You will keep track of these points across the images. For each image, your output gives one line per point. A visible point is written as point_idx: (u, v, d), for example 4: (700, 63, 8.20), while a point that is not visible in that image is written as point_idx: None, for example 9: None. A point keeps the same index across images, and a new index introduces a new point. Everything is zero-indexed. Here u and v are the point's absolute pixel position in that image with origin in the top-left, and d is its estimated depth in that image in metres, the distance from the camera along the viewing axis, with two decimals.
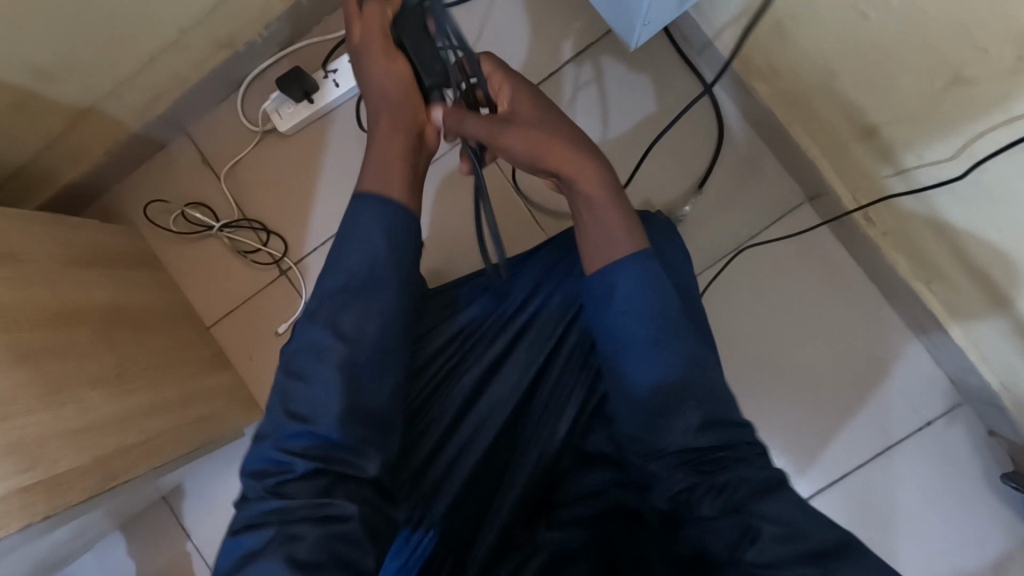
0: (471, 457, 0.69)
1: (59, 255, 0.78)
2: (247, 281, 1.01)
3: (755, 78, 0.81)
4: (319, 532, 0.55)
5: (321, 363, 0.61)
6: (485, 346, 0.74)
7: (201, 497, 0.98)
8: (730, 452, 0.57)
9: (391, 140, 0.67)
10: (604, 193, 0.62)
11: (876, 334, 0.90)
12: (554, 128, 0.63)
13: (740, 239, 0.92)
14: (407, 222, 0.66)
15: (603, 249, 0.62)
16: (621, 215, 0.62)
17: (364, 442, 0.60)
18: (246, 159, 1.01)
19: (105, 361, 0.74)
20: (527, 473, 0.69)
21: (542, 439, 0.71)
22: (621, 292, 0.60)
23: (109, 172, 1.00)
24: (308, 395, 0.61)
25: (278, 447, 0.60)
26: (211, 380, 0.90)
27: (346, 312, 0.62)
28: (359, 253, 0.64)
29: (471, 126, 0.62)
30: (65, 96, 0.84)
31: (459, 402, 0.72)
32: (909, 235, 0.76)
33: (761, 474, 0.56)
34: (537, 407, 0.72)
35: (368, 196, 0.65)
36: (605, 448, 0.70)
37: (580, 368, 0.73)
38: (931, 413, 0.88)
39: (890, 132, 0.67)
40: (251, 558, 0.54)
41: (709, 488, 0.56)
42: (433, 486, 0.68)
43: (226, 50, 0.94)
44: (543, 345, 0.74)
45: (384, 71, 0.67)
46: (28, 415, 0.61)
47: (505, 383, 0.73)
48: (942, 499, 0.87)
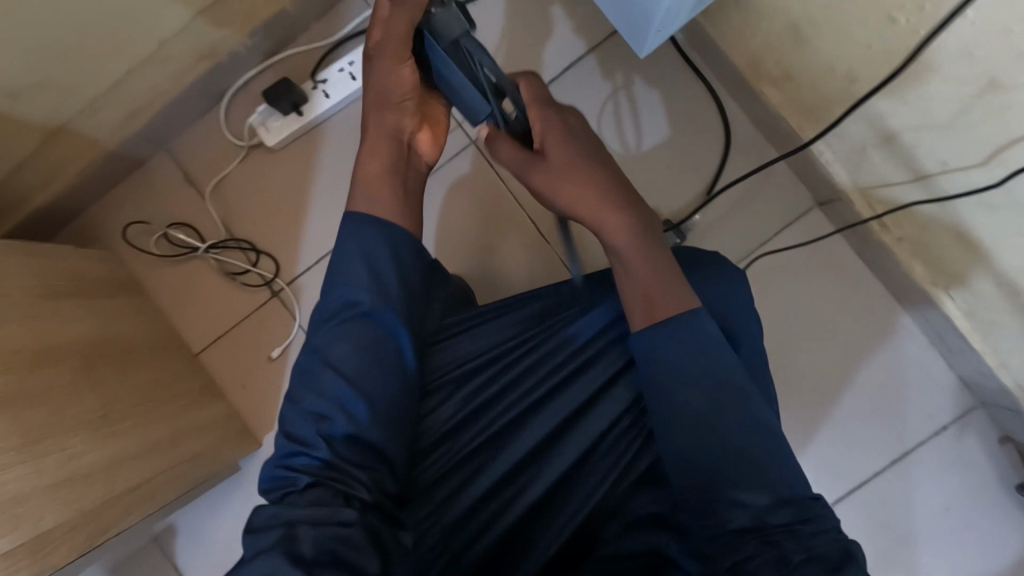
0: (494, 505, 0.62)
1: (35, 287, 0.72)
2: (236, 305, 0.95)
3: (766, 81, 0.80)
4: (319, 535, 0.51)
5: (322, 396, 0.57)
6: (516, 381, 0.66)
7: (195, 535, 0.93)
8: (801, 523, 0.53)
9: (381, 147, 0.65)
10: (637, 242, 0.60)
11: (889, 341, 0.87)
12: (596, 172, 0.61)
13: (751, 246, 0.90)
14: (392, 242, 0.62)
15: (644, 302, 0.60)
16: (666, 276, 0.60)
17: (369, 469, 0.57)
18: (231, 175, 0.96)
19: (89, 401, 0.69)
20: (559, 530, 0.61)
21: (580, 491, 0.63)
22: (671, 346, 0.58)
23: (85, 193, 0.94)
24: (311, 409, 0.57)
25: (279, 466, 0.57)
26: (204, 412, 0.85)
27: (354, 327, 0.59)
28: (370, 266, 0.61)
29: (506, 156, 0.61)
30: (35, 115, 0.78)
31: (485, 443, 0.64)
32: (926, 242, 0.75)
33: (821, 545, 0.52)
34: (571, 451, 0.64)
35: (363, 213, 0.63)
36: (658, 508, 0.61)
37: (629, 413, 0.65)
38: (945, 419, 0.86)
39: (910, 138, 0.66)
40: (249, 561, 0.50)
41: (771, 562, 0.51)
42: (451, 539, 0.61)
43: (208, 61, 0.89)
44: (584, 385, 0.66)
45: (390, 75, 0.64)
46: (7, 469, 0.56)
47: (538, 425, 0.64)
48: (961, 508, 0.85)
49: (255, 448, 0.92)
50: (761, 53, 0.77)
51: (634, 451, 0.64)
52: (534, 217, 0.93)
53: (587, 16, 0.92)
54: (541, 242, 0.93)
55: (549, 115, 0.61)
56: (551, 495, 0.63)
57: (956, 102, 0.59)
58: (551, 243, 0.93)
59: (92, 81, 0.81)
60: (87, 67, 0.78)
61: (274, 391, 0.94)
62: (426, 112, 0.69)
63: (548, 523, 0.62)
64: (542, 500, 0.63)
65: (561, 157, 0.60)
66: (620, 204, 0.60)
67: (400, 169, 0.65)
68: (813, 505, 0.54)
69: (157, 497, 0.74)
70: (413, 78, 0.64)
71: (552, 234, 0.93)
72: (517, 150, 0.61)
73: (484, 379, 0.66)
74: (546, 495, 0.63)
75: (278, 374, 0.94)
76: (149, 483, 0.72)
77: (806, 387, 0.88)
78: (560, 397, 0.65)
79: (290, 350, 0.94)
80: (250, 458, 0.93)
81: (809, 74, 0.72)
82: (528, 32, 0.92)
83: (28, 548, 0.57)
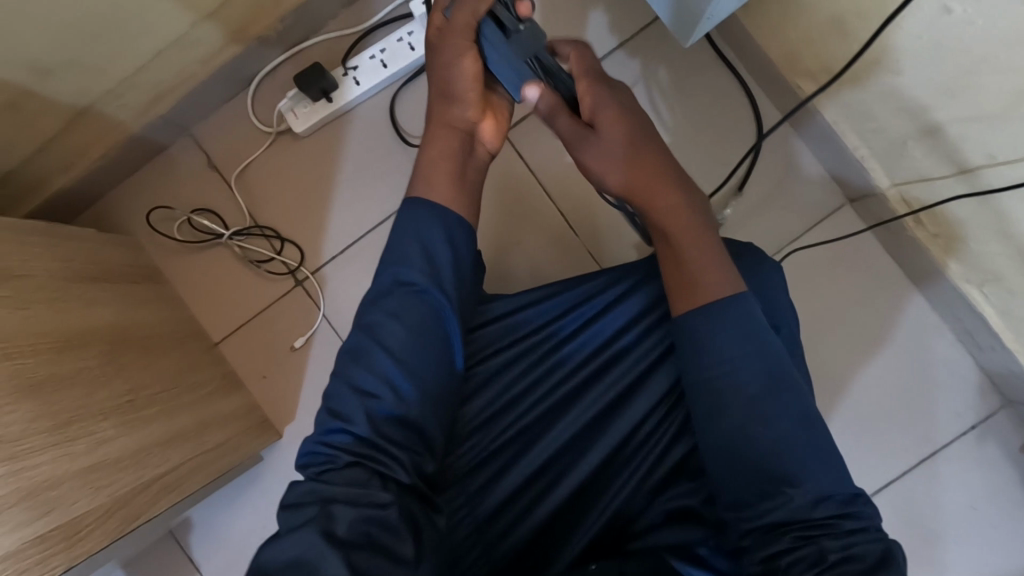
0: (526, 498, 0.60)
1: (60, 269, 0.70)
2: (258, 294, 0.94)
3: (803, 76, 0.80)
4: (356, 515, 0.50)
5: (369, 371, 0.56)
6: (550, 370, 0.65)
7: (213, 528, 0.91)
8: (841, 519, 0.51)
9: (443, 138, 0.65)
10: (696, 231, 0.59)
11: (919, 338, 0.87)
12: (653, 158, 0.59)
13: (782, 241, 0.89)
14: (450, 228, 0.61)
15: (693, 290, 0.57)
16: (717, 257, 0.58)
17: (407, 445, 0.55)
18: (255, 162, 0.94)
19: (116, 385, 0.67)
20: (589, 524, 0.59)
21: (612, 484, 0.60)
22: (722, 336, 0.55)
23: (105, 178, 0.92)
24: (360, 385, 0.56)
25: (319, 443, 0.55)
26: (227, 401, 0.83)
27: (402, 305, 0.58)
28: (415, 243, 0.60)
29: (562, 128, 0.60)
30: (62, 93, 0.77)
31: (517, 433, 0.62)
32: (963, 238, 0.75)
33: (861, 545, 0.50)
34: (604, 442, 0.61)
35: (416, 200, 0.62)
36: (688, 500, 0.58)
37: (665, 404, 0.63)
38: (974, 418, 0.86)
39: (955, 131, 0.67)
40: (282, 536, 0.49)
41: (807, 559, 0.49)
42: (480, 532, 0.59)
43: (236, 45, 0.88)
44: (617, 374, 0.64)
45: (451, 64, 0.63)
46: (38, 451, 0.54)
47: (571, 415, 0.62)
48: (988, 507, 0.85)
49: (276, 440, 0.90)
50: (798, 47, 0.77)
51: (668, 440, 0.61)
52: (563, 209, 0.93)
53: (620, 9, 0.92)
54: (570, 235, 0.92)
55: (603, 90, 0.60)
56: (584, 489, 0.61)
57: (1010, 91, 0.60)
58: (580, 236, 0.92)
59: (121, 61, 0.79)
60: (117, 47, 0.77)
61: (296, 382, 0.92)
62: (494, 104, 0.68)
63: (579, 517, 0.59)
64: (575, 492, 0.60)
65: (614, 133, 0.58)
66: (676, 178, 0.60)
67: (459, 161, 0.64)
68: (854, 504, 0.52)
69: (182, 487, 0.72)
70: (475, 66, 0.63)
71: (581, 227, 0.92)
72: (570, 119, 0.60)
73: (519, 367, 0.65)
74: (579, 488, 0.60)
75: (300, 365, 0.92)
76: (176, 471, 0.71)
77: (835, 382, 0.88)
78: (594, 388, 0.64)
79: (313, 340, 0.92)
80: (270, 450, 0.91)
81: (848, 66, 0.72)
82: (560, 24, 0.92)
83: (60, 533, 0.56)
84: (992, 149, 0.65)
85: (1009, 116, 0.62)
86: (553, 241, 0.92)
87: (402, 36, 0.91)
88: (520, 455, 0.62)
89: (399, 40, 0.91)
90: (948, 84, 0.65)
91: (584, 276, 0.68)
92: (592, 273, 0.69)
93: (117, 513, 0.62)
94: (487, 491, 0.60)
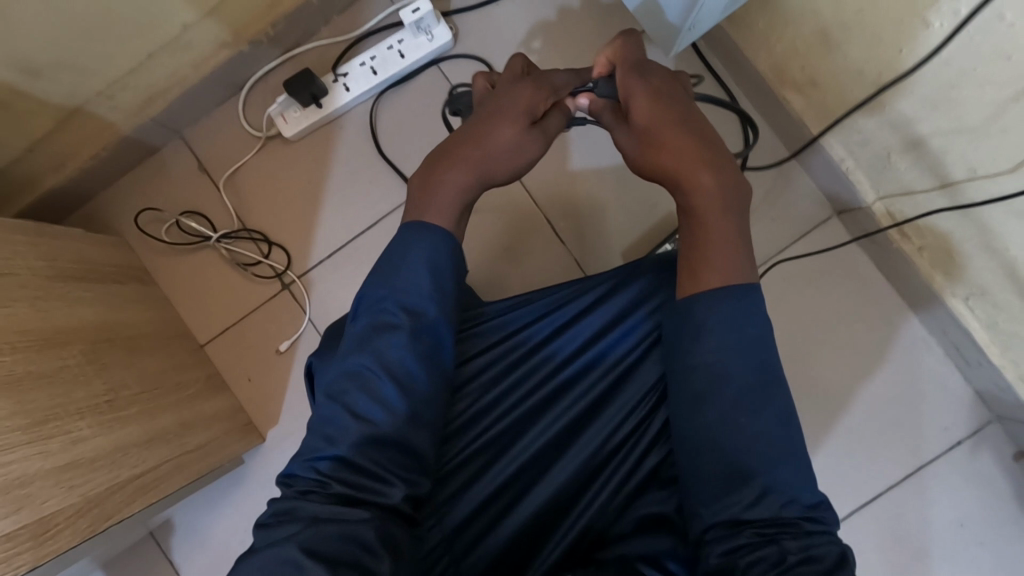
0: (497, 507, 0.59)
1: (47, 267, 0.71)
2: (244, 297, 0.94)
3: (790, 89, 0.80)
4: (335, 533, 0.47)
5: (371, 399, 0.53)
6: (526, 375, 0.64)
7: (196, 530, 0.90)
8: (804, 521, 0.49)
9: (497, 120, 0.60)
10: (717, 221, 0.56)
11: (907, 353, 0.87)
12: (688, 134, 0.57)
13: (767, 253, 0.89)
14: (456, 254, 0.59)
15: (699, 271, 0.56)
16: (740, 243, 0.56)
17: (398, 467, 0.52)
18: (245, 165, 0.95)
19: (96, 386, 0.67)
20: (564, 533, 0.57)
21: (584, 496, 0.59)
22: (715, 318, 0.54)
23: (96, 179, 0.92)
24: (355, 408, 0.53)
25: (307, 466, 0.52)
26: (209, 403, 0.83)
27: (406, 330, 0.55)
28: (419, 268, 0.57)
29: (608, 122, 0.63)
30: (53, 92, 0.78)
31: (490, 441, 0.61)
32: (948, 249, 0.75)
33: (819, 546, 0.48)
34: (579, 450, 0.60)
35: (417, 228, 0.58)
36: (662, 508, 0.57)
37: (645, 405, 0.62)
38: (962, 434, 0.85)
39: (936, 143, 0.68)
40: (259, 552, 0.46)
41: (769, 559, 0.47)
42: (448, 543, 0.57)
43: (229, 50, 0.89)
44: (593, 384, 0.63)
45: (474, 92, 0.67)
46: (12, 450, 0.54)
47: (544, 424, 0.61)
48: (976, 524, 0.83)
49: (259, 442, 0.90)
50: (786, 59, 0.78)
51: (643, 448, 0.60)
52: (550, 218, 0.93)
53: (609, 20, 0.93)
54: (556, 243, 0.92)
55: (631, 77, 0.60)
56: (563, 496, 0.59)
57: (988, 106, 0.61)
58: (567, 244, 0.92)
59: (113, 64, 0.80)
60: (109, 50, 0.78)
61: (279, 385, 0.92)
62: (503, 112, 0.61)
63: (553, 527, 0.58)
64: (552, 500, 0.59)
65: (648, 107, 0.59)
66: (711, 162, 0.56)
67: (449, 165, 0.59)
68: (817, 510, 0.50)
69: (162, 487, 0.72)
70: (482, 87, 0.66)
71: (568, 235, 0.92)
72: (614, 114, 0.63)
73: (498, 372, 0.64)
74: (556, 495, 0.59)
75: (284, 369, 0.92)
76: (155, 471, 0.70)
77: (822, 397, 0.87)
78: (569, 394, 0.63)
79: (299, 344, 0.92)
80: (253, 453, 0.91)
81: (833, 78, 0.73)
82: (550, 34, 0.93)
83: (30, 531, 0.55)
84: (976, 162, 0.65)
85: (992, 130, 0.61)
86: (539, 250, 0.92)
87: (393, 44, 0.91)
88: (495, 461, 0.61)
89: (389, 48, 0.91)
90: (937, 94, 0.64)
91: (552, 286, 0.67)
92: (560, 283, 0.68)
93: (91, 512, 0.61)
94: (466, 500, 0.59)
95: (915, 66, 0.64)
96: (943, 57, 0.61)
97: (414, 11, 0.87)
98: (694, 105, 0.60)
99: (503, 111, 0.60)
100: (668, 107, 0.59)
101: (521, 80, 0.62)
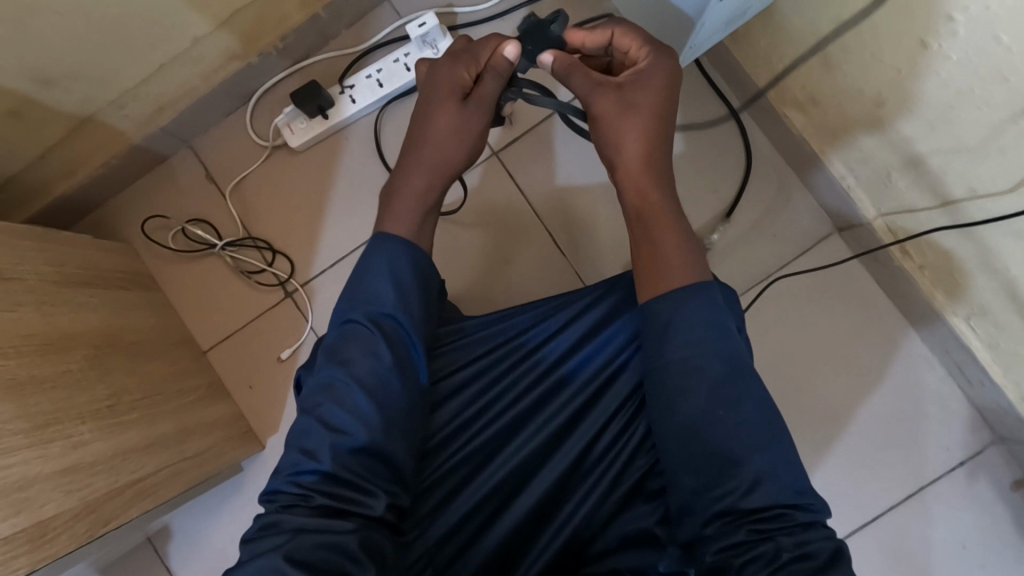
0: (479, 518, 0.59)
1: (54, 272, 0.72)
2: (248, 304, 0.95)
3: (791, 106, 0.81)
4: (320, 542, 0.48)
5: (342, 407, 0.53)
6: (505, 387, 0.64)
7: (193, 537, 0.90)
8: (795, 511, 0.49)
9: (431, 115, 0.62)
10: (673, 229, 0.59)
11: (907, 372, 0.86)
12: (655, 141, 0.60)
13: (768, 268, 0.89)
14: (416, 262, 0.59)
15: (657, 276, 0.57)
16: (687, 253, 0.58)
17: (378, 477, 0.53)
18: (252, 175, 0.96)
19: (98, 391, 0.68)
20: (544, 547, 0.57)
21: (565, 506, 0.59)
22: (683, 318, 0.54)
23: (106, 187, 0.94)
24: (330, 419, 0.53)
25: (288, 481, 0.52)
26: (209, 409, 0.84)
27: (376, 341, 0.55)
28: (384, 281, 0.58)
29: (579, 86, 0.61)
30: (65, 101, 0.79)
31: (472, 453, 0.61)
32: (948, 267, 0.75)
33: (815, 541, 0.48)
34: (558, 462, 0.60)
35: (379, 241, 0.60)
36: (647, 523, 0.57)
37: (624, 413, 0.62)
38: (965, 455, 0.84)
39: (936, 163, 0.68)
40: (250, 561, 0.47)
41: (764, 556, 0.47)
42: (429, 555, 0.57)
43: (239, 61, 0.90)
44: (574, 396, 0.63)
45: (422, 75, 0.67)
46: (13, 453, 0.55)
47: (524, 436, 0.61)
48: (978, 548, 0.82)
49: (258, 450, 0.90)
50: (788, 76, 0.79)
51: (627, 455, 0.60)
52: (552, 230, 0.93)
53: None
54: (558, 256, 0.93)
55: (651, 58, 0.61)
56: (545, 509, 0.59)
57: (986, 127, 0.61)
58: (568, 257, 0.93)
59: (125, 74, 0.82)
60: (121, 60, 0.79)
61: (280, 393, 0.93)
62: (436, 96, 0.62)
63: (535, 536, 0.58)
64: (532, 512, 0.59)
65: (644, 101, 0.60)
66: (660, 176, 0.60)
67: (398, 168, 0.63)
68: (807, 497, 0.50)
69: (160, 494, 0.72)
70: (422, 69, 0.67)
71: (569, 248, 0.93)
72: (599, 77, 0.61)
73: (477, 384, 0.64)
74: (538, 505, 0.59)
75: (285, 377, 0.93)
76: (153, 477, 0.71)
77: (823, 415, 0.87)
78: (548, 407, 0.62)
79: (300, 351, 0.93)
80: (253, 460, 0.91)
81: (835, 97, 0.74)
82: None
83: (29, 534, 0.55)
84: (978, 182, 0.65)
85: (993, 149, 0.61)
86: (541, 262, 0.93)
87: (399, 57, 0.92)
88: (475, 473, 0.60)
89: (396, 61, 0.92)
90: (938, 112, 0.64)
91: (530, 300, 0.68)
92: (536, 297, 0.68)
93: (89, 517, 0.62)
94: (449, 513, 0.58)
95: (911, 86, 0.65)
96: (941, 79, 0.62)
97: (421, 25, 0.90)
98: (672, 109, 0.61)
99: (440, 104, 0.62)
100: (654, 102, 0.60)
101: (456, 62, 0.63)
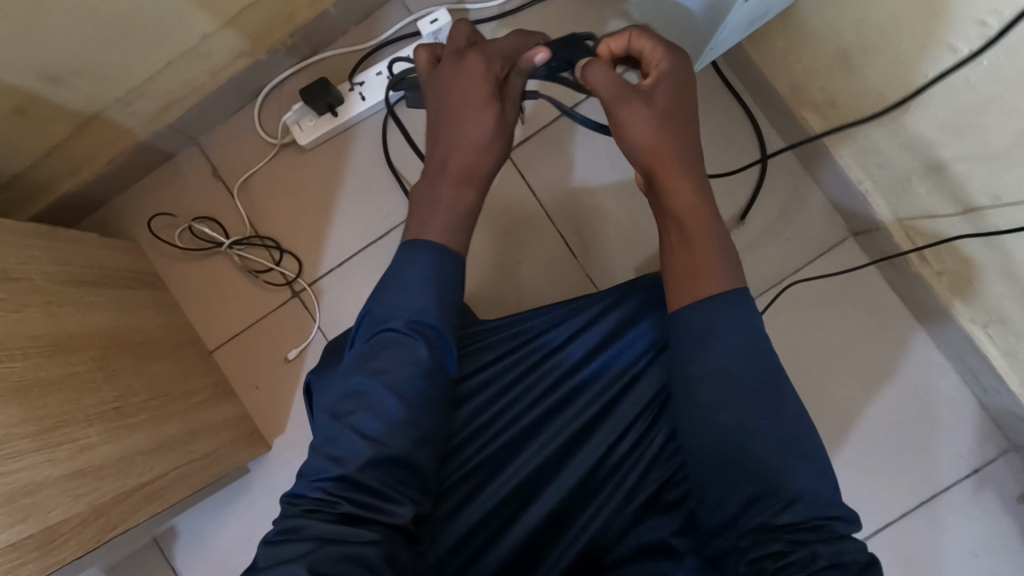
0: (494, 524, 0.58)
1: (60, 272, 0.71)
2: (255, 303, 0.94)
3: (808, 108, 0.80)
4: (341, 553, 0.47)
5: (371, 413, 0.53)
6: (523, 391, 0.63)
7: (199, 537, 0.90)
8: (833, 523, 0.49)
9: (447, 111, 0.59)
10: (706, 229, 0.56)
11: (921, 378, 0.85)
12: (683, 135, 0.57)
13: (782, 272, 0.88)
14: (459, 268, 0.58)
15: (691, 280, 0.55)
16: (721, 254, 0.55)
17: (399, 484, 0.52)
18: (259, 173, 0.95)
19: (105, 393, 0.67)
20: (558, 556, 0.56)
21: (583, 514, 0.58)
22: (719, 325, 0.53)
23: (111, 185, 0.93)
24: (363, 428, 0.52)
25: (312, 486, 0.52)
26: (216, 410, 0.83)
27: (417, 348, 0.55)
28: (421, 284, 0.56)
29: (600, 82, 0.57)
30: (71, 97, 0.78)
31: (489, 458, 0.61)
32: (967, 274, 0.74)
33: (851, 551, 0.47)
34: (578, 470, 0.59)
35: (411, 246, 0.58)
36: (663, 533, 0.55)
37: (642, 421, 0.61)
38: (979, 463, 0.83)
39: (959, 169, 0.66)
40: (268, 569, 0.46)
41: (801, 561, 0.46)
42: (443, 563, 0.56)
43: (246, 58, 0.89)
44: (592, 401, 0.62)
45: (428, 66, 0.63)
46: (20, 457, 0.54)
47: (543, 441, 0.60)
48: (990, 557, 0.82)
49: (265, 450, 0.90)
50: (807, 77, 0.78)
51: (646, 462, 0.59)
52: (562, 232, 0.92)
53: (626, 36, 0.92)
54: (568, 258, 0.92)
55: (666, 56, 0.58)
56: (562, 518, 0.58)
57: (1012, 133, 0.59)
58: (579, 260, 0.91)
59: (131, 70, 0.80)
60: (128, 56, 0.78)
61: (287, 394, 0.92)
62: (450, 91, 0.59)
63: (549, 545, 0.57)
64: (547, 520, 0.58)
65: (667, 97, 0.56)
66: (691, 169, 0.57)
67: None
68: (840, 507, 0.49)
69: (167, 496, 0.71)
70: (427, 57, 0.64)
71: (580, 250, 0.92)
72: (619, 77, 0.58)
73: (496, 388, 0.63)
74: (553, 513, 0.58)
75: (292, 377, 0.92)
76: (161, 479, 0.70)
77: (836, 422, 0.86)
78: (569, 413, 0.62)
79: (307, 351, 0.92)
80: (260, 461, 0.91)
81: (855, 100, 0.72)
82: None
83: (36, 540, 0.55)
84: (1003, 189, 0.63)
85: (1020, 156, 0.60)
86: (551, 264, 0.92)
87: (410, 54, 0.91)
88: (493, 477, 0.60)
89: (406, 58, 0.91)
90: (964, 117, 0.63)
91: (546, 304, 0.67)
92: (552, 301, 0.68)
93: (96, 521, 0.61)
94: (466, 518, 0.58)
95: (937, 90, 0.63)
96: (968, 84, 0.60)
97: (432, 22, 0.89)
98: (694, 101, 0.58)
99: (458, 99, 0.59)
100: (676, 98, 0.57)
101: (471, 54, 0.60)
